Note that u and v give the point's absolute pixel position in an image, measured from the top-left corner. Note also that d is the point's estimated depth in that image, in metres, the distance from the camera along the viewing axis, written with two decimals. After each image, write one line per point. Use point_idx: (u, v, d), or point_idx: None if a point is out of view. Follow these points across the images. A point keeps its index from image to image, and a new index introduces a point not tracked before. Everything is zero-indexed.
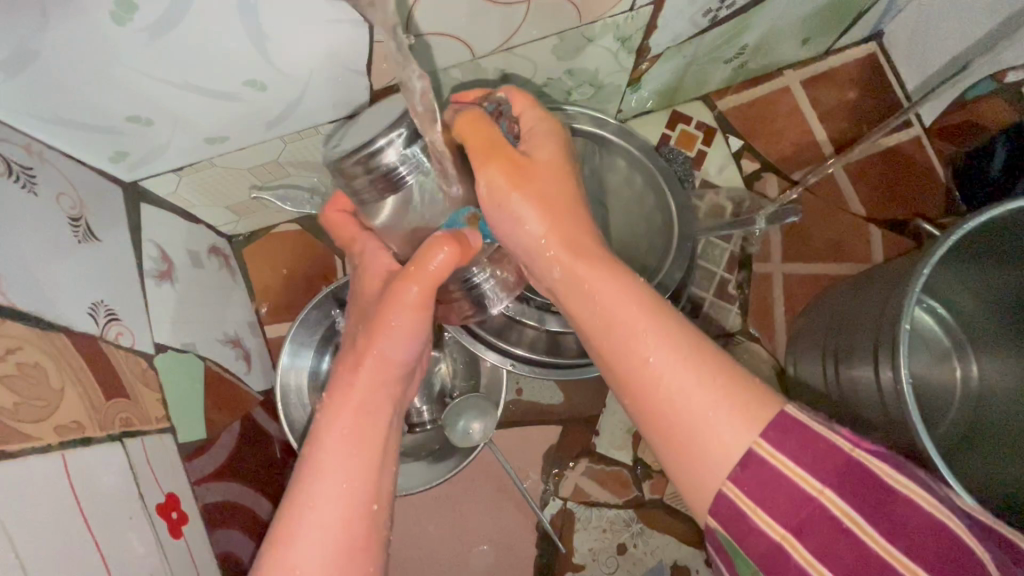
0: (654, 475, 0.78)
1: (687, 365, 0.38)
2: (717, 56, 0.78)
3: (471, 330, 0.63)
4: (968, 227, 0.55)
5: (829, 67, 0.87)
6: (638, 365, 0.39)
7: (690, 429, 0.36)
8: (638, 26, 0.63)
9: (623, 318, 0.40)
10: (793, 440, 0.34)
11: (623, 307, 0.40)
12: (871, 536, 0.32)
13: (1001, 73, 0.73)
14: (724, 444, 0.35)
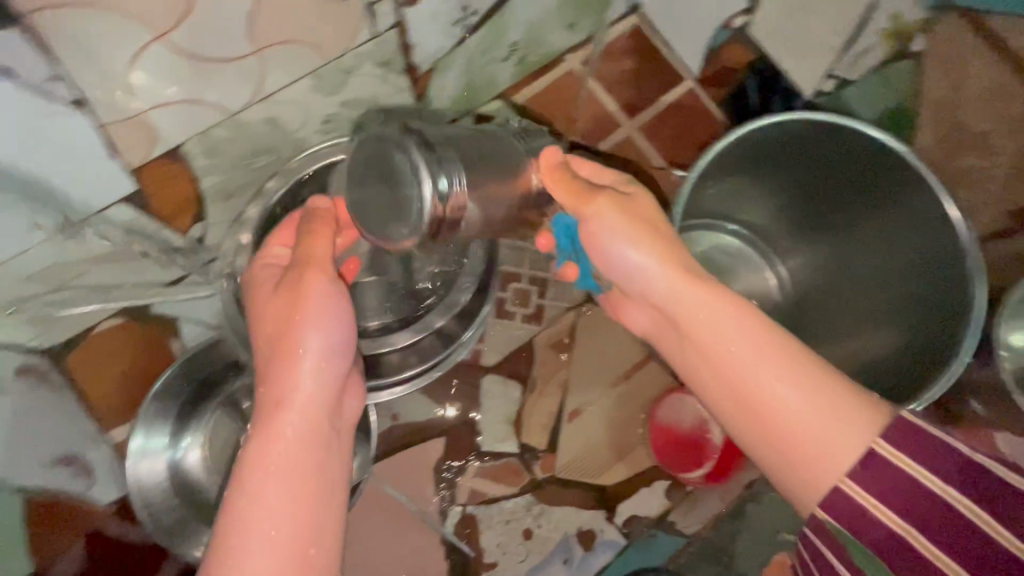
0: (541, 455, 0.81)
1: (816, 385, 0.47)
2: (493, 56, 0.83)
3: None
4: (696, 170, 0.66)
5: (602, 44, 0.95)
6: (765, 400, 0.48)
7: (813, 455, 0.46)
8: (393, 48, 0.66)
9: (725, 330, 0.51)
10: (920, 441, 0.43)
11: (744, 334, 0.50)
12: (945, 489, 0.42)
13: (730, 21, 0.82)
14: (827, 463, 0.46)
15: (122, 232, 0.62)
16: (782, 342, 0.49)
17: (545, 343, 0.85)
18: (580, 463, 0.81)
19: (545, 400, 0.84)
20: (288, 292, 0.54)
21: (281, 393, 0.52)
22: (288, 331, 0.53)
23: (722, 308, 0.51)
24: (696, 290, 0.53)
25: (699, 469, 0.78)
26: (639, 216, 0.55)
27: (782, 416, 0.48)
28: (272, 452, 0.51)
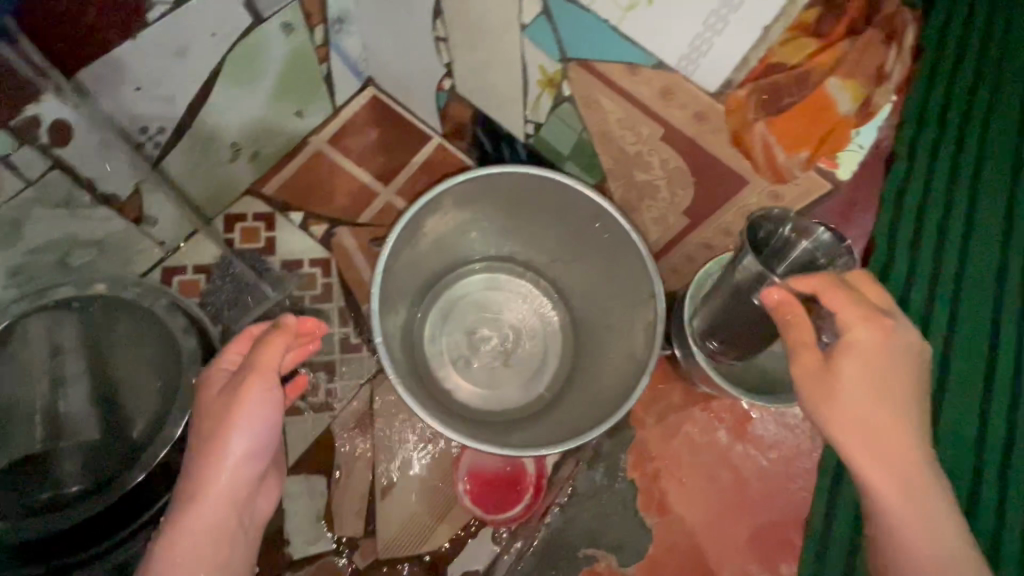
0: (360, 543, 0.80)
1: (898, 418, 0.49)
2: (216, 160, 0.82)
3: None
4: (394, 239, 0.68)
5: (344, 121, 0.99)
6: (881, 422, 0.49)
7: (914, 478, 0.48)
8: (65, 186, 0.64)
9: (867, 367, 0.49)
10: (936, 493, 0.48)
11: (881, 359, 0.49)
12: (937, 519, 0.48)
13: (440, 84, 0.89)
14: (920, 492, 0.48)
15: None
16: (892, 351, 0.49)
17: (342, 426, 0.84)
18: (399, 539, 0.80)
19: (354, 485, 0.82)
20: (229, 395, 0.53)
21: (210, 479, 0.52)
22: (217, 427, 0.53)
23: (873, 401, 0.49)
24: (887, 385, 0.49)
25: (519, 503, 0.77)
26: (857, 333, 0.49)
27: (901, 437, 0.49)
28: (185, 542, 0.51)
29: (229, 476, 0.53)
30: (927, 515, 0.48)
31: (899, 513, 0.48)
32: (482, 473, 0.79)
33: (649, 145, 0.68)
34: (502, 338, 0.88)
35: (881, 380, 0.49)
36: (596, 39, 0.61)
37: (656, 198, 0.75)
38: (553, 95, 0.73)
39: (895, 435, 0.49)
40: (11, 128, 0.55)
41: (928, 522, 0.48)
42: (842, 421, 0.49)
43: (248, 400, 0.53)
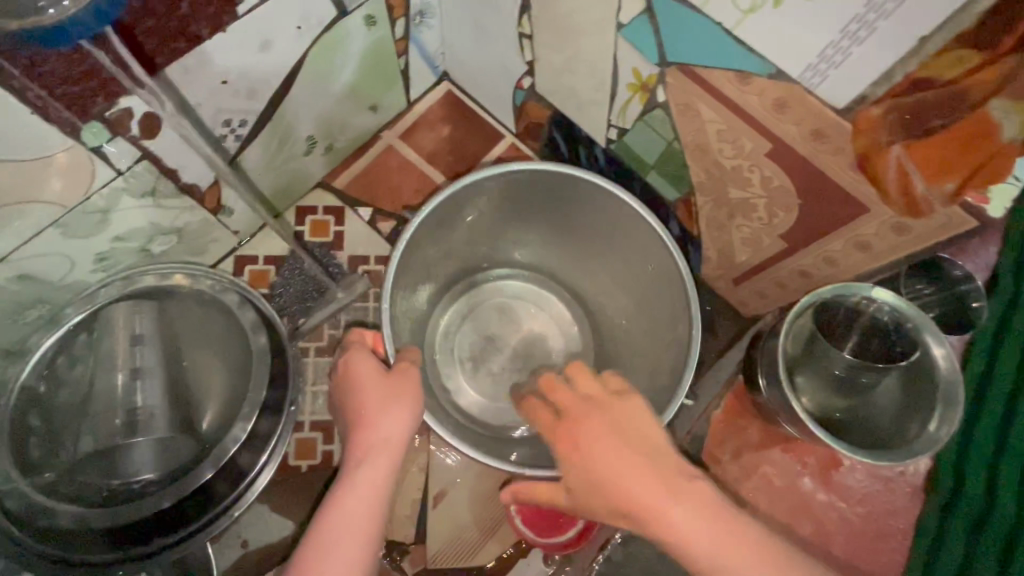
0: (411, 549, 0.79)
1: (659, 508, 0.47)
2: (292, 153, 0.82)
3: (57, 558, 0.58)
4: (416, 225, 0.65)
5: (416, 116, 0.97)
6: (644, 506, 0.47)
7: (709, 551, 0.45)
8: (151, 179, 0.64)
9: (631, 466, 0.48)
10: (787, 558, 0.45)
11: (623, 459, 0.49)
12: None
13: (520, 81, 0.85)
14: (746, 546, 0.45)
15: None
16: (630, 438, 0.51)
17: None
18: (449, 550, 0.79)
19: (407, 489, 0.81)
20: (400, 378, 0.59)
21: (373, 442, 0.55)
22: (365, 396, 0.58)
23: (633, 472, 0.48)
24: (629, 458, 0.49)
25: (575, 525, 0.75)
26: (623, 436, 0.51)
27: (681, 530, 0.46)
28: (349, 503, 0.52)
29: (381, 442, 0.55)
30: (750, 556, 0.45)
31: (699, 544, 0.45)
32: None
33: (751, 161, 0.62)
34: (521, 347, 0.85)
35: (644, 457, 0.49)
36: (705, 42, 0.55)
37: (751, 217, 0.69)
38: (644, 101, 0.67)
39: (683, 492, 0.47)
40: (104, 118, 0.54)
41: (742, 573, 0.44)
42: (595, 478, 0.50)
43: (383, 381, 0.59)
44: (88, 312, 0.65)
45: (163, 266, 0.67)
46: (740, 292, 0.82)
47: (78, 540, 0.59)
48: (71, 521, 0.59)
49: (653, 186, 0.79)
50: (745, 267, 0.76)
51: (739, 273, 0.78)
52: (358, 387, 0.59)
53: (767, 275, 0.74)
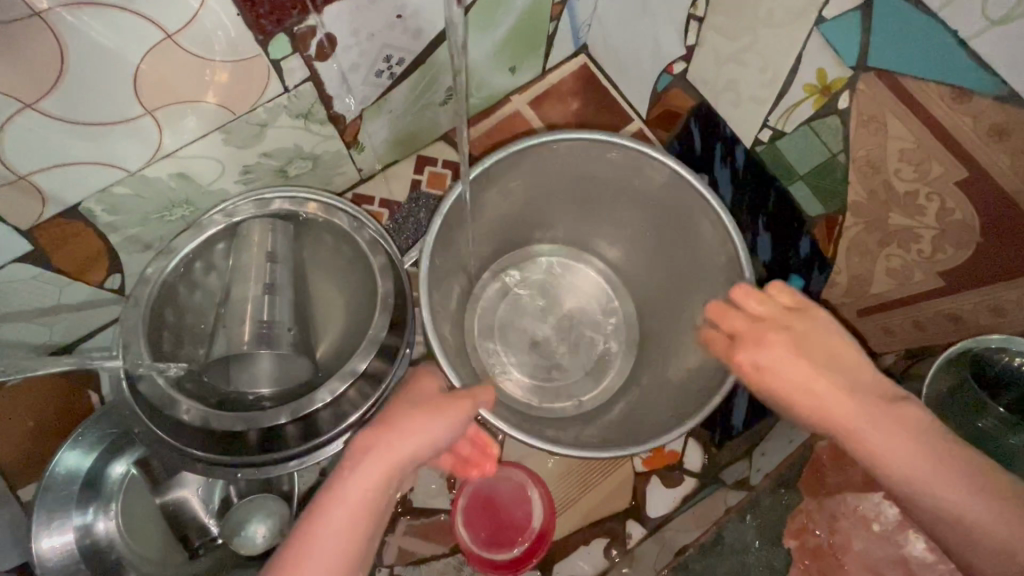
0: None
1: (919, 456, 0.46)
2: (429, 102, 0.80)
3: (184, 450, 0.62)
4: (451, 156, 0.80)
5: (548, 85, 0.94)
6: (900, 473, 0.47)
7: (959, 527, 0.45)
8: (311, 101, 0.64)
9: (874, 426, 0.48)
10: None
11: (845, 410, 0.49)
12: None
13: (670, 67, 0.81)
14: (985, 532, 0.44)
15: (31, 285, 0.62)
16: (855, 384, 0.49)
17: None
18: None
19: None
20: (453, 399, 0.54)
21: (386, 447, 0.50)
22: (403, 394, 0.55)
23: (869, 425, 0.48)
24: (792, 369, 0.51)
25: (510, 551, 0.74)
26: (784, 355, 0.52)
27: (933, 493, 0.46)
28: (327, 515, 0.48)
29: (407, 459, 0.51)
30: (964, 491, 0.45)
31: (943, 503, 0.45)
32: (489, 499, 0.77)
33: (931, 187, 0.58)
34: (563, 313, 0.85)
35: (875, 406, 0.48)
36: (923, 51, 0.51)
37: (908, 247, 0.64)
38: (819, 105, 0.63)
39: (911, 420, 0.48)
40: (291, 32, 0.54)
41: (998, 524, 0.44)
42: (787, 378, 0.52)
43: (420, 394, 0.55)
44: (230, 225, 0.67)
45: (305, 192, 0.69)
46: (860, 326, 0.76)
47: (203, 437, 0.63)
48: (196, 419, 0.62)
49: (794, 197, 0.75)
50: (878, 300, 0.71)
51: (867, 304, 0.73)
52: (409, 392, 0.55)
53: (903, 313, 0.69)
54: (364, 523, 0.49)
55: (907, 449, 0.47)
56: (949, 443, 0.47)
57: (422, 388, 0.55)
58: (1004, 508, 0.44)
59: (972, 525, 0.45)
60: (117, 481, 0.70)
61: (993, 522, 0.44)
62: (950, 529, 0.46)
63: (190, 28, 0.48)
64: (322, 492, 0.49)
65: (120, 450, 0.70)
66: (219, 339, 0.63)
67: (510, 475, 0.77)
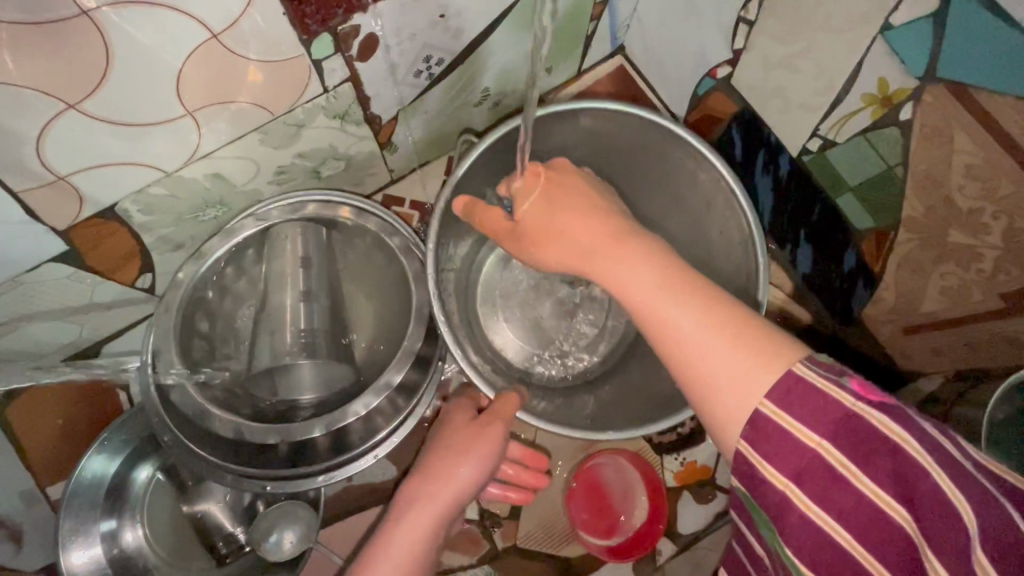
0: (503, 523, 0.77)
1: (679, 297, 0.45)
2: (464, 103, 0.78)
3: (216, 462, 0.62)
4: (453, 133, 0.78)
5: (583, 86, 0.91)
6: (659, 316, 0.45)
7: (693, 369, 0.43)
8: (348, 102, 0.63)
9: (632, 264, 0.48)
10: (798, 402, 0.38)
11: (641, 275, 0.47)
12: (812, 509, 0.38)
13: (713, 71, 0.78)
14: (731, 384, 0.41)
15: (65, 286, 0.61)
16: (632, 241, 0.49)
17: None
18: (542, 534, 0.77)
19: None
20: (483, 434, 0.59)
21: (444, 480, 0.58)
22: (442, 446, 0.60)
23: (620, 257, 0.49)
24: (563, 221, 0.52)
25: (607, 540, 0.76)
26: (572, 211, 0.52)
27: (673, 325, 0.44)
28: (397, 534, 0.56)
29: (454, 488, 0.58)
30: (712, 330, 0.43)
31: (676, 341, 0.44)
32: (593, 485, 0.78)
33: (998, 206, 0.55)
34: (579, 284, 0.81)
35: (618, 241, 0.50)
36: (1002, 62, 0.49)
37: (968, 266, 0.61)
38: (878, 116, 0.60)
39: (626, 250, 0.49)
40: (335, 32, 0.52)
41: (709, 362, 0.42)
42: (570, 254, 0.52)
43: (462, 439, 0.60)
44: (262, 231, 0.66)
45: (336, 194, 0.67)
46: (907, 344, 0.73)
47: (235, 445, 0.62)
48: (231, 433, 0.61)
49: (841, 210, 0.72)
50: (929, 318, 0.69)
51: (916, 322, 0.70)
52: (451, 430, 0.61)
53: (956, 333, 0.66)
54: (423, 550, 0.56)
55: (637, 280, 0.47)
56: (724, 305, 0.44)
57: (467, 431, 0.60)
58: (751, 362, 0.41)
59: (708, 372, 0.42)
60: (143, 484, 0.70)
61: (737, 370, 0.41)
62: (690, 384, 0.43)
63: (235, 28, 0.46)
64: (380, 534, 0.57)
65: (147, 453, 0.70)
66: (260, 349, 0.63)
67: (624, 467, 0.78)
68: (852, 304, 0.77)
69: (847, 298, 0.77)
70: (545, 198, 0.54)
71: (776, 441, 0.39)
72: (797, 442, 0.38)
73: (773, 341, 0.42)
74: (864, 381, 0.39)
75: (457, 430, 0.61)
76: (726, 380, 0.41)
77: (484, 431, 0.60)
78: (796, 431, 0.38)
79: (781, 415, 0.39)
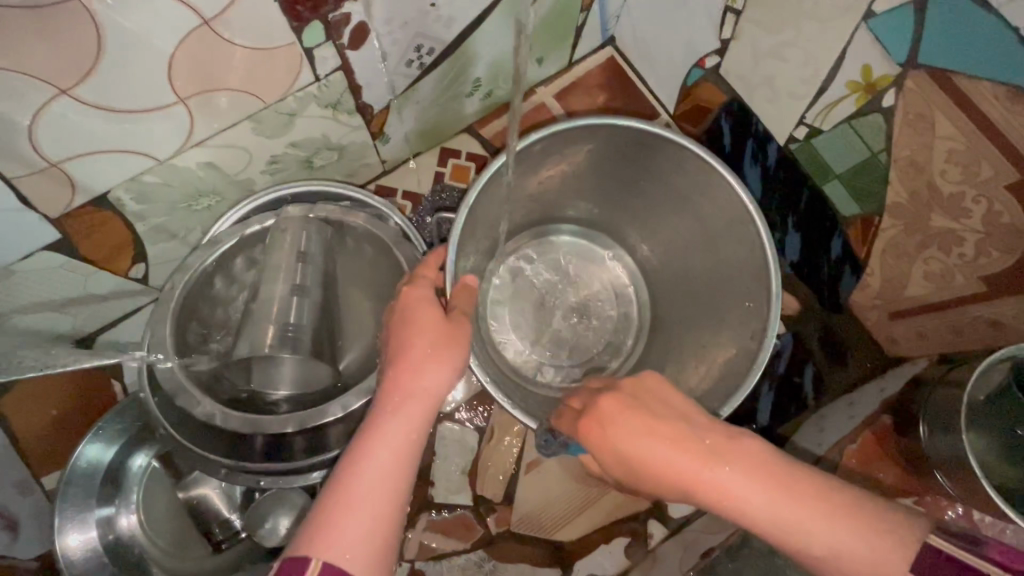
0: (497, 508, 0.78)
1: (766, 490, 0.42)
2: (456, 93, 0.79)
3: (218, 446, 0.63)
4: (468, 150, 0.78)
5: (574, 77, 0.92)
6: (720, 501, 0.43)
7: (813, 555, 0.41)
8: (340, 91, 0.63)
9: (713, 471, 0.43)
10: (951, 572, 0.37)
11: (712, 472, 0.43)
12: None
13: (701, 61, 0.79)
14: (876, 567, 0.40)
15: (58, 275, 0.61)
16: (691, 436, 0.45)
17: None
18: (535, 519, 0.79)
19: (503, 449, 0.80)
20: (455, 326, 0.52)
21: (415, 386, 0.48)
22: (406, 323, 0.52)
23: (690, 461, 0.44)
24: (624, 438, 0.47)
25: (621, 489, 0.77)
26: (633, 422, 0.47)
27: (797, 535, 0.41)
28: (375, 455, 0.44)
29: (433, 389, 0.49)
30: (818, 509, 0.41)
31: (805, 538, 0.41)
32: None
33: (980, 190, 0.57)
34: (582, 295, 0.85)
35: (682, 444, 0.45)
36: (980, 47, 0.50)
37: (950, 250, 0.62)
38: (862, 103, 0.61)
39: (735, 453, 0.44)
40: (326, 19, 0.53)
41: (842, 542, 0.40)
42: (642, 477, 0.47)
43: (418, 310, 0.52)
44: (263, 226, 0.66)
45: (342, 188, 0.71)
46: (893, 329, 0.75)
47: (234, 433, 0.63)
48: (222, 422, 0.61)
49: (828, 197, 0.73)
50: (913, 303, 0.70)
51: (901, 307, 0.72)
52: (413, 310, 0.52)
53: (938, 318, 0.68)
54: (405, 472, 0.44)
55: (750, 481, 0.42)
56: (818, 481, 0.42)
57: (428, 315, 0.52)
58: (853, 525, 0.41)
59: (804, 541, 0.41)
60: (138, 473, 0.70)
61: (848, 538, 0.40)
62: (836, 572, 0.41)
63: (227, 15, 0.47)
64: (358, 442, 0.45)
65: (140, 444, 0.70)
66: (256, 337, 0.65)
67: None
68: (839, 290, 0.78)
69: (834, 285, 0.78)
70: (603, 413, 0.48)
71: None
72: None
73: (857, 501, 0.42)
74: (1005, 547, 0.38)
75: (410, 307, 0.53)
76: (862, 548, 0.40)
77: (459, 327, 0.53)
78: None
79: None
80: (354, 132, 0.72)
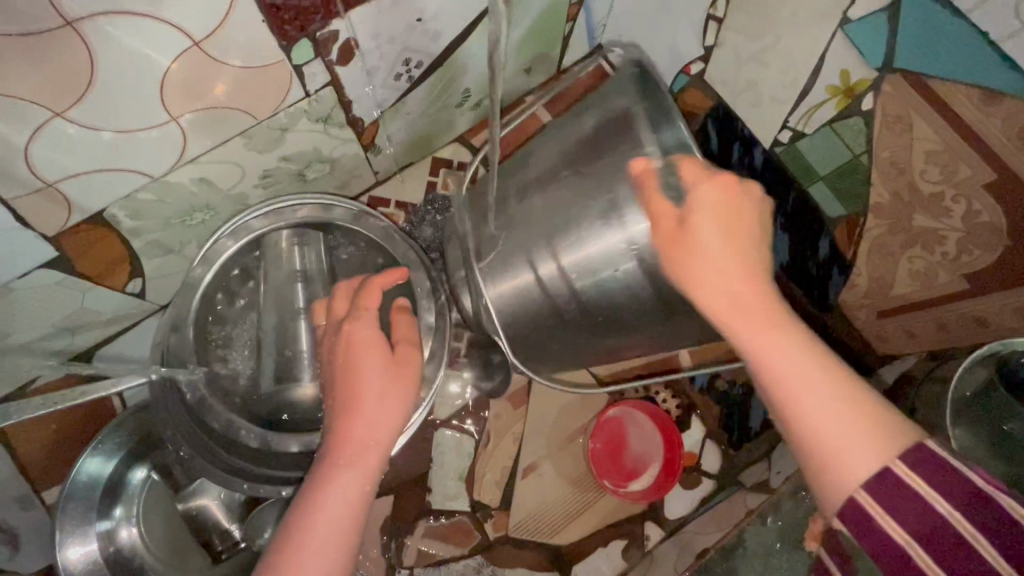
0: (495, 513, 0.79)
1: (802, 358, 0.38)
2: (445, 104, 0.80)
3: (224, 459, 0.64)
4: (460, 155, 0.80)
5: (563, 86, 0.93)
6: (769, 371, 0.39)
7: (809, 433, 0.37)
8: (330, 105, 0.64)
9: (770, 332, 0.39)
10: (940, 476, 0.36)
11: (739, 314, 0.40)
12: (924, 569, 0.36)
13: (687, 68, 0.80)
14: (860, 463, 0.36)
15: (56, 292, 0.62)
16: (745, 220, 0.41)
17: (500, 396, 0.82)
18: (532, 523, 0.79)
19: (500, 454, 0.80)
20: (399, 371, 0.52)
21: (360, 441, 0.49)
22: (352, 368, 0.51)
23: (710, 227, 0.41)
24: (703, 209, 0.42)
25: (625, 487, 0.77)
26: (714, 217, 0.41)
27: (799, 404, 0.38)
28: (319, 514, 0.46)
29: (375, 441, 0.50)
30: (842, 399, 0.37)
31: (800, 413, 0.38)
32: (618, 441, 0.79)
33: (958, 189, 0.58)
34: None
35: (723, 218, 0.41)
36: (952, 52, 0.51)
37: (933, 249, 0.63)
38: (842, 107, 0.63)
39: (782, 327, 0.39)
40: (314, 37, 0.54)
41: (841, 431, 0.37)
42: (691, 218, 0.42)
43: (364, 355, 0.51)
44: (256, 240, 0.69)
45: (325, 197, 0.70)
46: (882, 326, 0.76)
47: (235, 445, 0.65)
48: (255, 442, 0.64)
49: (813, 200, 0.73)
50: (900, 300, 0.71)
51: (889, 305, 0.72)
52: (359, 354, 0.51)
53: (925, 315, 0.69)
54: (349, 529, 0.47)
55: (797, 379, 0.38)
56: (856, 380, 0.39)
57: (370, 356, 0.51)
58: (870, 433, 0.37)
59: (809, 422, 0.38)
60: (138, 485, 0.70)
61: (863, 438, 0.37)
62: (808, 449, 0.38)
63: (217, 36, 0.48)
64: (306, 497, 0.47)
65: (139, 457, 0.71)
66: None
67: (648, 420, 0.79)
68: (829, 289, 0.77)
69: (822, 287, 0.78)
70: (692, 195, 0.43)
71: (873, 517, 0.36)
72: (910, 519, 0.36)
73: (881, 407, 0.38)
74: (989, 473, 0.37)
75: (352, 355, 0.52)
76: (860, 442, 0.37)
77: (406, 366, 0.53)
78: (918, 493, 0.35)
79: (915, 482, 0.36)
80: (345, 144, 0.73)
